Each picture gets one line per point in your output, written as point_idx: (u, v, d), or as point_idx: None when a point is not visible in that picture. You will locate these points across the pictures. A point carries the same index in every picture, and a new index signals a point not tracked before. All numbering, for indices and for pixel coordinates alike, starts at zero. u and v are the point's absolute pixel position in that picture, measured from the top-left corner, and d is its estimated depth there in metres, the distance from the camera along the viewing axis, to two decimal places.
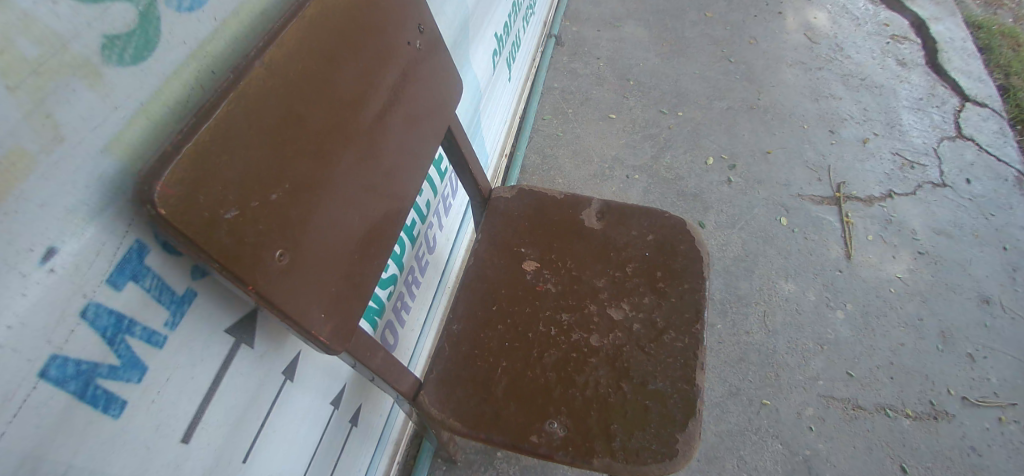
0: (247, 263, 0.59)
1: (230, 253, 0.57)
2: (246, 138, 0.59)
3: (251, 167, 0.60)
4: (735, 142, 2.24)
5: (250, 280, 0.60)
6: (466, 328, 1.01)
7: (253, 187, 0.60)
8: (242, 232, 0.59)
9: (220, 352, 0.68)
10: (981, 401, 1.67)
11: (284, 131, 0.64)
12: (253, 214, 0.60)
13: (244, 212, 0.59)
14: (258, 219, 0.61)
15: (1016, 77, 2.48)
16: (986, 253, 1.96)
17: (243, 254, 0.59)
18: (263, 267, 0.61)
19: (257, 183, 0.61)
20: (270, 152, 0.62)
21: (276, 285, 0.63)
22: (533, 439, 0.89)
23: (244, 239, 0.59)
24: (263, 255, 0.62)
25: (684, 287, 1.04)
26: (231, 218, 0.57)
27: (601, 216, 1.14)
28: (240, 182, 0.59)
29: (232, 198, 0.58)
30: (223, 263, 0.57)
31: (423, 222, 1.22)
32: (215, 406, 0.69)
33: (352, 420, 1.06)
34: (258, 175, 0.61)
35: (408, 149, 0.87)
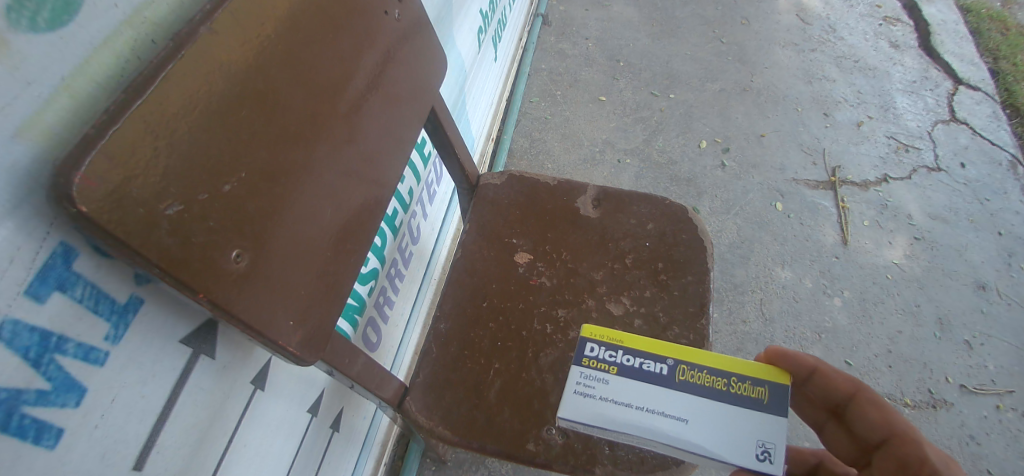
0: (196, 268, 0.51)
1: (173, 257, 0.49)
2: (191, 121, 0.50)
3: (199, 154, 0.51)
4: (729, 125, 2.17)
5: (201, 288, 0.51)
6: (454, 327, 0.93)
7: (203, 178, 0.52)
8: (188, 233, 0.51)
9: (176, 365, 0.60)
10: (979, 389, 1.63)
11: (241, 112, 0.55)
12: (203, 211, 0.52)
13: (189, 208, 0.51)
14: (209, 216, 0.53)
15: (1006, 61, 2.44)
16: (982, 238, 1.92)
17: (192, 257, 0.51)
18: (217, 271, 0.53)
19: (207, 174, 0.52)
20: (224, 135, 0.54)
21: (233, 291, 0.55)
22: (530, 448, 0.82)
23: (191, 239, 0.51)
24: (216, 257, 0.53)
25: (687, 279, 0.97)
26: (173, 214, 0.49)
27: (597, 204, 1.06)
28: (184, 172, 0.50)
29: (174, 191, 0.49)
30: (165, 267, 0.49)
31: (406, 212, 1.13)
32: (173, 425, 0.61)
33: (333, 426, 0.98)
34: (210, 164, 0.52)
35: (390, 132, 0.79)
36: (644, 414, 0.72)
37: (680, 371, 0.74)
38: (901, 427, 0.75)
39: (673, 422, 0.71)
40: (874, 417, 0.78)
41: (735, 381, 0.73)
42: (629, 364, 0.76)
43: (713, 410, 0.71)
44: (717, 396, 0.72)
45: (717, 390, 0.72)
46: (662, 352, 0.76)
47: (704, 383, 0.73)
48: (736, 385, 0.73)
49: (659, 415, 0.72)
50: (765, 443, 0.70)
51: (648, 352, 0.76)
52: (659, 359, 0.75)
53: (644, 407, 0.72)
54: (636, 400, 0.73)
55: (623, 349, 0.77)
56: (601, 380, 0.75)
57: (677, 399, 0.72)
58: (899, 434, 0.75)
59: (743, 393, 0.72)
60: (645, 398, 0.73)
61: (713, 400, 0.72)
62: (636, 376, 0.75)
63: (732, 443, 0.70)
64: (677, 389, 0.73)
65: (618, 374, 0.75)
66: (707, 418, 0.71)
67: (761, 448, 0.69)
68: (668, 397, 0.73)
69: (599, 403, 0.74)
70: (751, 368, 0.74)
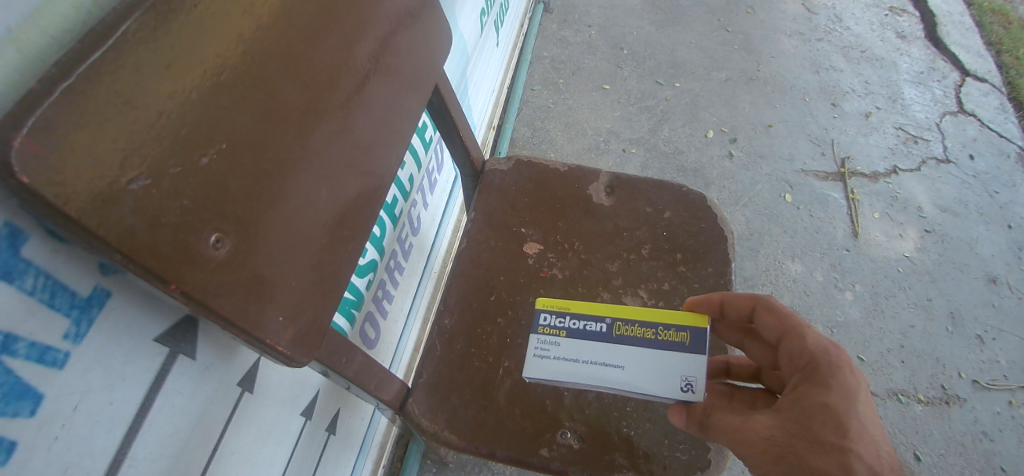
0: (167, 254, 0.44)
1: (139, 238, 0.42)
2: (160, 84, 0.43)
3: (172, 123, 0.44)
4: (736, 115, 2.10)
5: (170, 275, 0.44)
6: (459, 322, 0.86)
7: (175, 150, 0.45)
8: (156, 212, 0.43)
9: (150, 367, 0.54)
10: (992, 384, 1.58)
11: (223, 76, 0.48)
12: (176, 187, 0.45)
13: (158, 183, 0.43)
14: (183, 194, 0.45)
15: (1008, 55, 2.37)
16: (991, 231, 1.87)
17: (161, 241, 0.43)
18: (190, 255, 0.45)
19: (181, 147, 0.45)
20: (203, 101, 0.47)
21: (211, 282, 0.47)
22: (544, 454, 0.76)
23: (161, 219, 0.43)
24: (191, 240, 0.46)
25: (707, 271, 0.91)
26: (137, 189, 0.42)
27: (611, 191, 0.99)
28: (152, 141, 0.43)
29: (139, 163, 0.42)
30: (128, 250, 0.41)
31: (406, 200, 1.06)
32: (148, 433, 0.55)
33: (329, 428, 0.92)
34: (183, 135, 0.45)
35: (393, 114, 0.71)
36: (587, 367, 0.73)
37: (617, 328, 0.74)
38: (792, 324, 0.70)
39: (613, 370, 0.72)
40: (773, 324, 0.72)
41: (668, 330, 0.73)
42: (576, 327, 0.75)
43: (648, 358, 0.72)
44: (650, 347, 0.73)
45: (649, 340, 0.73)
46: (601, 311, 0.75)
47: (639, 335, 0.73)
48: (665, 333, 0.73)
49: (600, 365, 0.73)
50: (689, 377, 0.71)
51: (589, 312, 0.76)
52: (599, 318, 0.75)
53: (586, 361, 0.73)
54: (580, 357, 0.74)
55: (569, 314, 0.76)
56: (552, 343, 0.75)
57: (616, 353, 0.73)
58: (790, 331, 0.70)
59: (669, 339, 0.73)
60: (588, 354, 0.74)
61: (649, 350, 0.73)
62: (581, 336, 0.75)
63: (663, 383, 0.71)
64: (616, 345, 0.74)
65: (567, 337, 0.75)
66: (641, 364, 0.72)
67: (684, 382, 0.71)
68: (609, 352, 0.73)
69: (553, 364, 0.74)
70: (680, 317, 0.74)
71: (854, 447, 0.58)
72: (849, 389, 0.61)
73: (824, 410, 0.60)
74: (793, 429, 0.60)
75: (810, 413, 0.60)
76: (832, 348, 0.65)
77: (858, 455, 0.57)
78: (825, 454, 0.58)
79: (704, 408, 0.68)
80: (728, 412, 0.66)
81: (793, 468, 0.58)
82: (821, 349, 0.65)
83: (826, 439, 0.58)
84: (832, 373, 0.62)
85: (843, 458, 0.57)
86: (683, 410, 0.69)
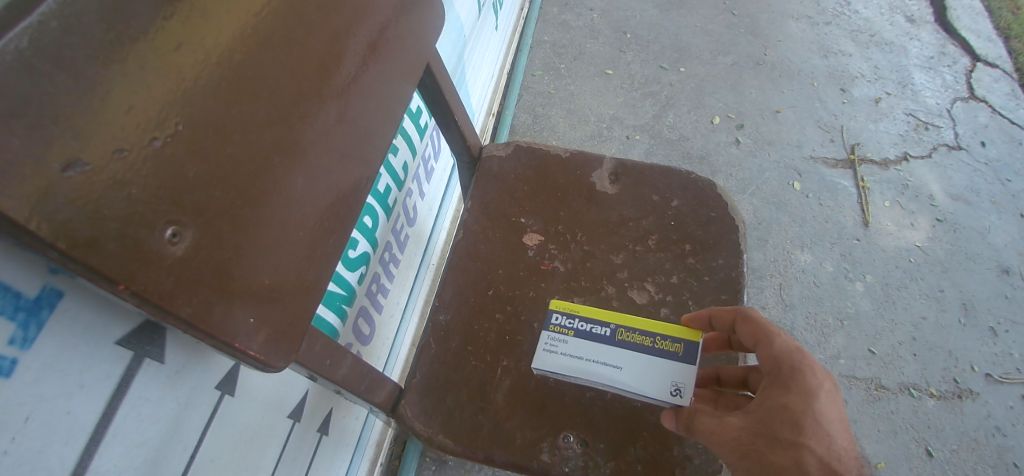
0: (109, 248, 0.39)
1: (78, 232, 0.38)
2: (100, 58, 0.39)
3: (116, 101, 0.40)
4: (743, 100, 2.03)
5: (117, 273, 0.39)
6: (456, 318, 0.81)
7: (121, 132, 0.40)
8: (98, 201, 0.39)
9: (110, 374, 0.50)
10: (1005, 378, 1.53)
11: (181, 49, 0.43)
12: (122, 174, 0.40)
13: (99, 168, 0.39)
14: (131, 182, 0.40)
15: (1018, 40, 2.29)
16: (1004, 220, 1.82)
17: (105, 235, 0.39)
18: (140, 251, 0.41)
19: (128, 128, 0.40)
20: (155, 78, 0.42)
21: (166, 280, 0.42)
22: (544, 458, 0.71)
23: (104, 210, 0.39)
24: (141, 234, 0.41)
25: (718, 262, 0.86)
26: (75, 176, 0.37)
27: (615, 179, 0.94)
28: (94, 122, 0.39)
29: (77, 147, 0.38)
30: (65, 245, 0.37)
31: (401, 190, 1.00)
32: (112, 444, 0.51)
33: (322, 429, 0.87)
34: (130, 114, 0.41)
35: (387, 98, 0.66)
36: (585, 364, 0.71)
37: (620, 333, 0.72)
38: (766, 331, 0.64)
39: (610, 370, 0.70)
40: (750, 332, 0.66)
41: (666, 339, 0.71)
42: (581, 329, 0.74)
43: (645, 365, 0.70)
44: (648, 354, 0.71)
45: (648, 347, 0.71)
46: (608, 316, 0.74)
47: (640, 343, 0.71)
48: (662, 343, 0.71)
49: (598, 365, 0.71)
50: (679, 383, 0.68)
51: (596, 316, 0.74)
52: (604, 322, 0.73)
53: (585, 358, 0.72)
54: (581, 354, 0.72)
55: (579, 316, 0.75)
56: (558, 341, 0.74)
57: (614, 356, 0.71)
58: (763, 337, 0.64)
59: (667, 349, 0.70)
60: (588, 353, 0.72)
61: (645, 357, 0.71)
62: (585, 337, 0.73)
63: (654, 388, 0.69)
64: (616, 349, 0.71)
65: (573, 337, 0.73)
66: (637, 369, 0.70)
67: (673, 387, 0.68)
68: (608, 354, 0.71)
69: (554, 360, 0.73)
70: (683, 330, 0.72)
71: (809, 444, 0.55)
72: (811, 389, 0.57)
73: (780, 411, 0.57)
74: (757, 430, 0.57)
75: (771, 415, 0.57)
76: (797, 351, 0.60)
77: (812, 449, 0.54)
78: (781, 451, 0.55)
79: (691, 411, 0.64)
80: (709, 414, 0.62)
81: (756, 469, 0.55)
82: (786, 352, 0.60)
83: (782, 435, 0.56)
84: (792, 375, 0.58)
85: (797, 453, 0.55)
86: (673, 412, 0.66)
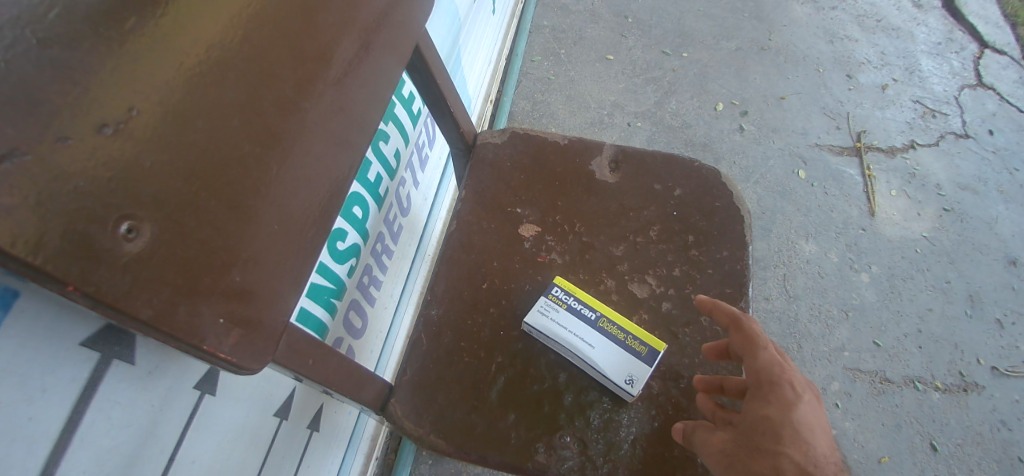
0: (53, 246, 0.36)
1: (17, 229, 0.35)
2: (38, 37, 0.37)
3: (56, 85, 0.37)
4: (747, 86, 1.99)
5: (64, 273, 0.37)
6: (449, 313, 0.77)
7: (62, 117, 0.37)
8: (40, 195, 0.36)
9: (75, 377, 0.47)
10: (1012, 371, 1.50)
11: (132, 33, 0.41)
12: (67, 164, 0.37)
13: (39, 157, 0.36)
14: (77, 172, 0.37)
15: None
16: (1012, 210, 1.78)
17: (48, 231, 0.36)
18: (89, 248, 0.38)
19: (72, 113, 0.38)
20: (104, 63, 0.39)
21: (122, 279, 0.39)
22: (541, 459, 0.68)
23: (47, 203, 0.36)
24: (91, 230, 0.38)
25: (722, 255, 0.83)
26: (13, 167, 0.35)
27: (616, 167, 0.90)
28: (30, 108, 0.36)
29: (14, 136, 0.35)
30: (3, 243, 0.34)
31: (393, 179, 0.97)
32: (79, 450, 0.48)
33: (312, 427, 0.84)
34: (74, 99, 0.38)
35: (374, 83, 0.62)
36: (562, 332, 0.74)
37: (603, 322, 0.75)
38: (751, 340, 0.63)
39: (582, 345, 0.73)
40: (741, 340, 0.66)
41: (636, 339, 0.73)
42: (572, 305, 0.76)
43: (612, 353, 0.73)
44: (618, 347, 0.73)
45: (620, 340, 0.73)
46: (598, 304, 0.76)
47: (616, 335, 0.74)
48: (632, 341, 0.73)
49: (575, 337, 0.74)
50: (633, 378, 0.71)
51: (588, 300, 0.76)
52: (594, 308, 0.75)
53: (565, 329, 0.74)
54: (564, 324, 0.74)
55: (575, 296, 0.76)
56: (548, 308, 0.76)
57: (590, 337, 0.74)
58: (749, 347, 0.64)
59: (634, 348, 0.73)
60: (569, 325, 0.74)
61: (614, 347, 0.73)
62: (573, 313, 0.75)
63: (611, 373, 0.72)
64: (594, 332, 0.74)
65: (563, 310, 0.75)
66: (605, 353, 0.73)
67: (627, 379, 0.71)
68: (586, 333, 0.74)
69: (538, 323, 0.75)
70: (655, 339, 0.74)
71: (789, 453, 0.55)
72: (790, 400, 0.57)
73: (761, 423, 0.57)
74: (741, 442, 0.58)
75: (753, 426, 0.57)
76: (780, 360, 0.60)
77: (791, 457, 0.54)
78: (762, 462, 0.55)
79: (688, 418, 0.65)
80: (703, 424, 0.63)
81: None
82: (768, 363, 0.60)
83: (762, 445, 0.56)
84: (772, 387, 0.58)
85: (775, 461, 0.55)
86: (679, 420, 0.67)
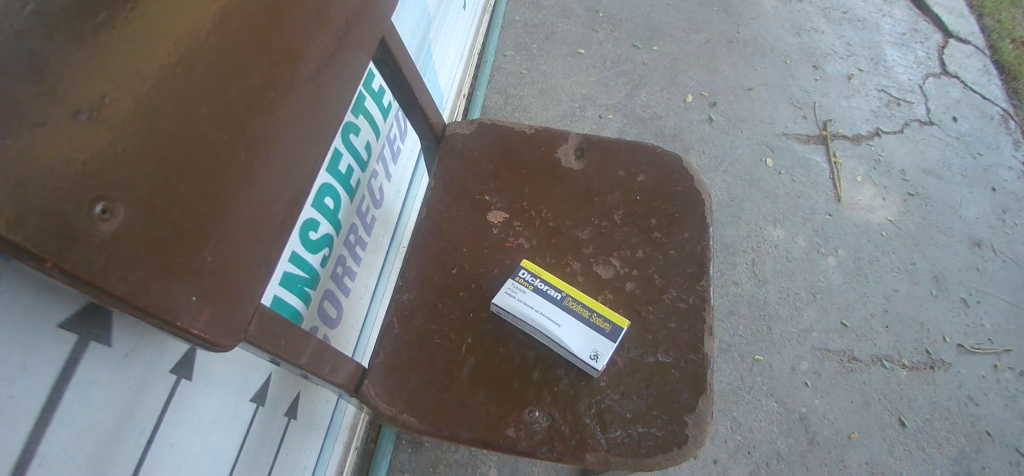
0: (30, 224, 0.39)
1: None
2: (13, 29, 0.39)
3: (32, 74, 0.39)
4: (716, 78, 2.04)
5: (43, 250, 0.39)
6: (420, 297, 0.80)
7: (38, 104, 0.39)
8: (19, 176, 0.38)
9: (54, 357, 0.49)
10: (976, 349, 1.56)
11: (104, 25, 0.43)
12: (44, 148, 0.39)
13: (18, 142, 0.38)
14: (54, 156, 0.40)
15: (991, 17, 2.30)
16: (975, 194, 1.84)
17: (26, 210, 0.38)
18: (65, 227, 0.40)
19: (49, 102, 0.40)
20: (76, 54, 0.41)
21: (98, 257, 0.42)
22: (510, 434, 0.71)
23: (27, 185, 0.39)
24: (68, 210, 0.40)
25: (684, 237, 0.87)
26: None
27: (581, 154, 0.93)
28: (8, 95, 0.38)
29: None
30: None
31: (364, 171, 0.99)
32: (60, 429, 0.50)
33: (290, 414, 0.86)
34: (50, 87, 0.40)
35: (343, 75, 0.64)
36: (529, 312, 0.77)
37: (568, 301, 0.78)
38: None
39: (548, 324, 0.76)
40: None
41: (600, 317, 0.77)
42: (538, 287, 0.79)
43: (577, 330, 0.76)
44: (583, 324, 0.76)
45: (584, 318, 0.76)
46: (562, 286, 0.79)
47: (581, 313, 0.77)
48: (596, 318, 0.76)
49: (541, 316, 0.76)
50: (598, 353, 0.74)
51: (552, 282, 0.79)
52: (559, 288, 0.78)
53: (532, 308, 0.77)
54: (530, 305, 0.77)
55: (540, 278, 0.79)
56: (515, 290, 0.78)
57: (556, 316, 0.76)
58: None
59: (598, 324, 0.76)
60: (535, 305, 0.77)
61: (579, 325, 0.76)
62: (539, 294, 0.78)
63: (576, 350, 0.75)
64: (559, 311, 0.77)
65: (529, 291, 0.78)
66: (571, 331, 0.76)
67: (592, 354, 0.74)
68: (552, 312, 0.77)
69: (506, 303, 0.78)
70: (617, 316, 0.77)
71: None
72: None
73: None
74: None
75: None
76: None
77: None
78: None
79: None
80: None
81: None
82: None
83: None
84: None
85: None
86: None
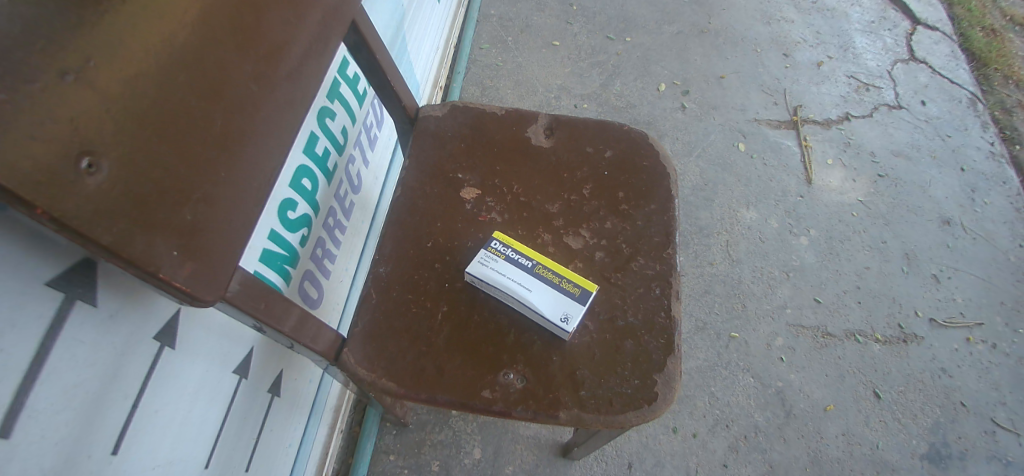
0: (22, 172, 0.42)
1: None
2: None
3: (26, 35, 0.42)
4: (688, 67, 2.09)
5: (34, 197, 0.42)
6: (396, 270, 0.83)
7: (29, 64, 0.43)
8: (9, 129, 0.41)
9: (42, 315, 0.52)
10: (948, 322, 1.62)
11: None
12: (34, 104, 0.43)
13: (11, 98, 0.42)
14: (43, 112, 0.43)
15: (961, 6, 2.37)
16: (944, 174, 1.91)
17: (17, 160, 0.42)
18: (53, 177, 0.43)
19: (40, 62, 0.43)
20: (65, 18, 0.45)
21: (85, 207, 0.45)
22: (486, 396, 0.75)
23: (19, 136, 0.42)
24: (56, 163, 0.43)
25: (651, 209, 0.90)
26: None
27: (550, 133, 0.97)
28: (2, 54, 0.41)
29: None
30: None
31: (342, 155, 1.02)
32: (48, 384, 0.53)
33: (274, 389, 0.89)
34: (42, 48, 0.43)
35: (320, 54, 0.67)
36: (502, 279, 0.80)
37: (539, 269, 0.81)
38: None
39: (520, 290, 0.79)
40: None
41: (570, 282, 0.80)
42: (510, 257, 0.82)
43: (548, 295, 0.79)
44: (553, 289, 0.79)
45: (555, 283, 0.80)
46: (534, 254, 0.82)
47: (552, 279, 0.80)
48: (566, 283, 0.80)
49: (513, 283, 0.80)
50: (568, 316, 0.78)
51: (523, 250, 0.82)
52: (530, 257, 0.82)
53: (504, 276, 0.80)
54: (502, 273, 0.81)
55: (512, 248, 0.83)
56: (488, 259, 0.82)
57: (528, 282, 0.80)
58: None
59: (568, 289, 0.79)
60: (508, 273, 0.80)
61: (550, 291, 0.79)
62: (511, 262, 0.81)
63: (547, 313, 0.78)
64: (530, 277, 0.80)
65: (501, 260, 0.82)
66: (542, 295, 0.79)
67: (562, 317, 0.78)
68: (524, 279, 0.80)
69: (480, 272, 0.81)
70: (586, 282, 0.81)
71: None
72: None
73: None
74: None
75: None
76: None
77: None
78: None
79: None
80: None
81: None
82: None
83: None
84: None
85: None
86: None
